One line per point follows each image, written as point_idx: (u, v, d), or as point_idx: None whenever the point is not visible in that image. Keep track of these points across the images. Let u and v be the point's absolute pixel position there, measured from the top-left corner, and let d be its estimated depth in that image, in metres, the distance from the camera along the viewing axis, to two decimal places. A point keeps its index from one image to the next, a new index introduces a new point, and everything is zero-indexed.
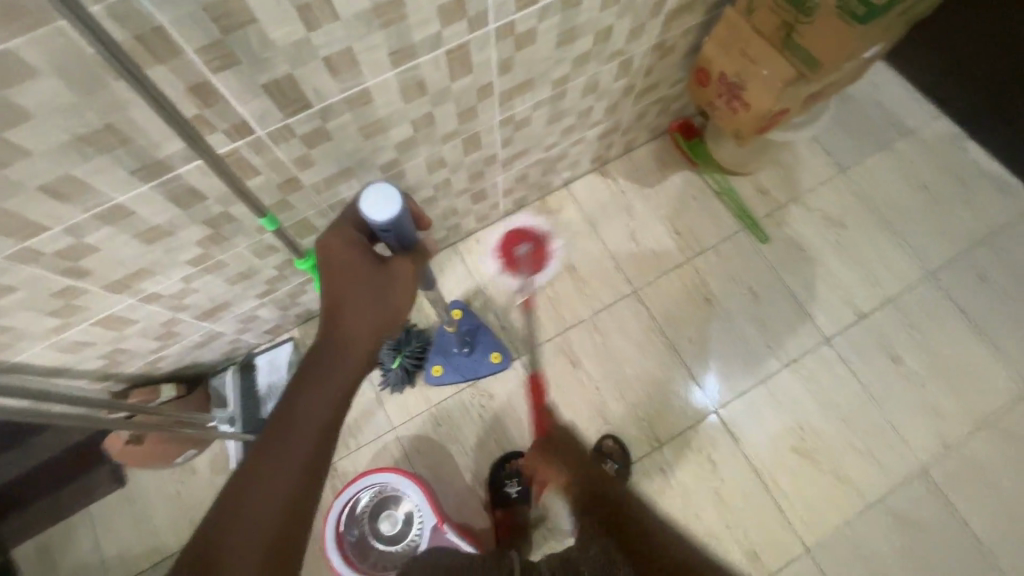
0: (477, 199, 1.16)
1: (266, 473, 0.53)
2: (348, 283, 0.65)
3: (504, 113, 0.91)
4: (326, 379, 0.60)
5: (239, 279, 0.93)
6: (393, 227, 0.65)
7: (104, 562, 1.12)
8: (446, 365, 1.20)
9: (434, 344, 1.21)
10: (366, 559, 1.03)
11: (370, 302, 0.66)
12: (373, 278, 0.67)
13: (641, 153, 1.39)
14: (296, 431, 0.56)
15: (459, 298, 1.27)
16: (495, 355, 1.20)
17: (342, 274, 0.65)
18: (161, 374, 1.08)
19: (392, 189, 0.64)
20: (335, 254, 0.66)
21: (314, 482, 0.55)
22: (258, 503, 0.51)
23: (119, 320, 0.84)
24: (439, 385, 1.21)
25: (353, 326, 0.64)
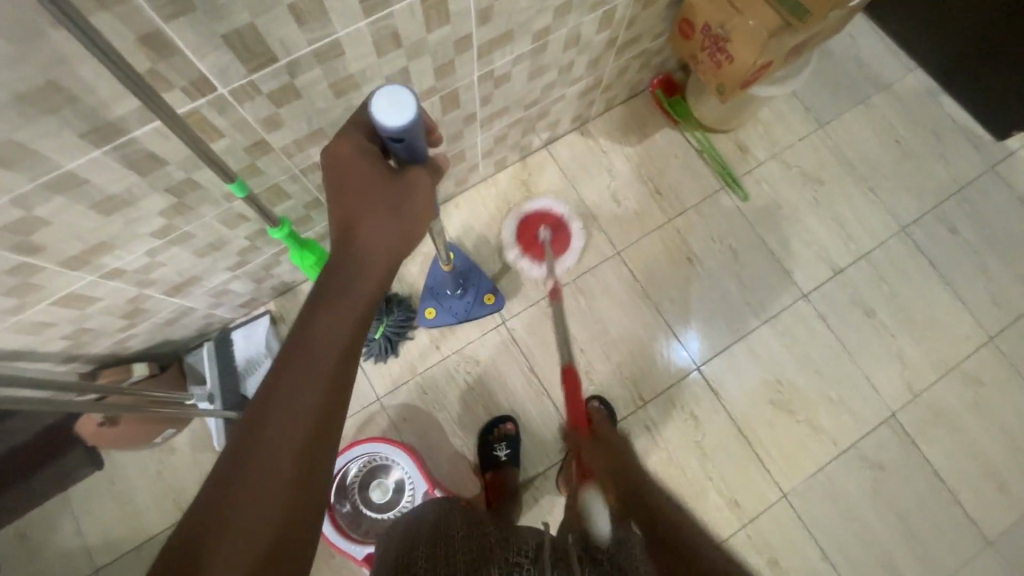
0: (456, 160, 1.12)
1: (280, 414, 0.47)
2: (359, 201, 0.55)
3: (483, 69, 0.86)
4: (342, 308, 0.53)
5: (209, 252, 0.88)
6: (406, 140, 0.53)
7: (85, 545, 1.10)
8: (438, 307, 1.19)
9: (427, 286, 1.20)
10: (358, 527, 1.03)
11: (386, 220, 0.56)
12: (388, 194, 0.56)
13: (622, 111, 1.35)
14: (311, 367, 0.49)
15: (454, 239, 1.26)
16: (488, 296, 1.20)
17: (352, 189, 0.55)
18: (133, 353, 1.03)
19: (404, 91, 0.51)
20: (342, 169, 0.55)
21: (334, 425, 0.48)
22: (272, 449, 0.45)
23: (81, 297, 0.79)
24: (432, 328, 1.20)
25: (370, 244, 0.55)
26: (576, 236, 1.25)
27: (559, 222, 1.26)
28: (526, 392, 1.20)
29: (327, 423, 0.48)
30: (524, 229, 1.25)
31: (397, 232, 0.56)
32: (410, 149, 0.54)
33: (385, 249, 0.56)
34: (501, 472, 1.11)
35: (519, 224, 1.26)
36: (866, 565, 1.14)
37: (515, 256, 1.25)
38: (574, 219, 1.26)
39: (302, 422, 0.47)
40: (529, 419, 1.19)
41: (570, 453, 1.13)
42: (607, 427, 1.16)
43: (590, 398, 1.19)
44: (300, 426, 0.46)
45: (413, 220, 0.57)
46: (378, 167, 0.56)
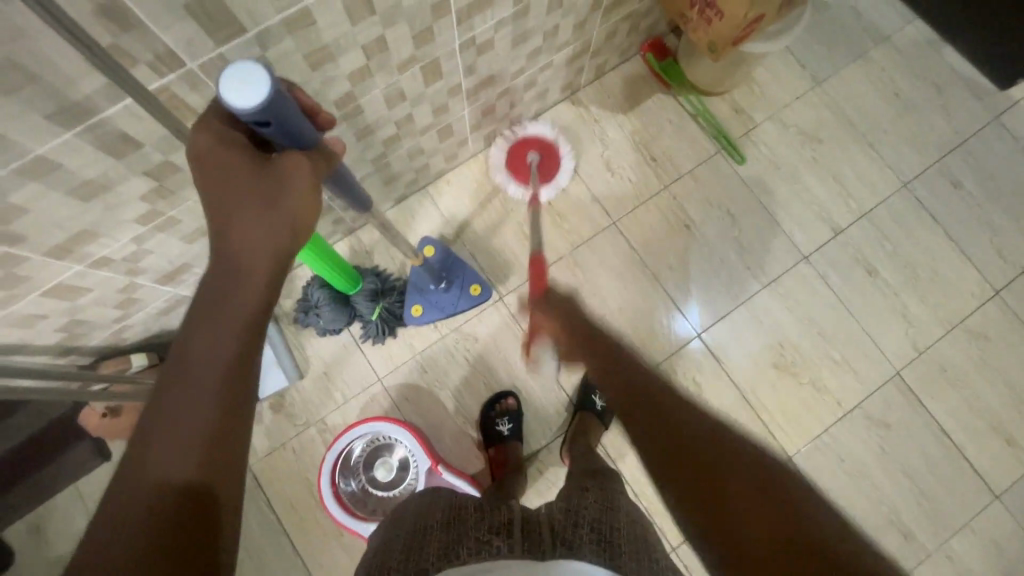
0: (443, 135, 1.09)
1: (163, 444, 0.43)
2: (230, 195, 0.51)
3: (463, 35, 0.84)
4: (223, 318, 0.49)
5: (196, 238, 0.88)
6: (272, 126, 0.50)
7: None
8: (424, 303, 1.17)
9: (410, 283, 1.18)
10: (365, 506, 1.04)
11: (262, 214, 0.51)
12: (262, 183, 0.52)
13: (613, 77, 1.32)
14: (191, 393, 0.45)
15: (432, 235, 1.23)
16: (475, 287, 1.18)
17: (219, 186, 0.51)
18: (130, 344, 1.03)
19: (256, 67, 0.47)
20: (207, 167, 0.51)
21: (225, 444, 0.45)
22: (157, 483, 0.42)
23: (71, 288, 0.78)
24: (419, 325, 1.18)
25: (247, 241, 0.51)
26: (566, 161, 1.23)
27: (551, 150, 1.24)
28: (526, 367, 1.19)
29: (217, 440, 0.45)
30: (515, 150, 1.23)
31: (276, 223, 0.51)
32: (282, 129, 0.51)
33: (267, 243, 0.51)
34: (504, 447, 1.11)
35: (511, 145, 1.23)
36: (874, 523, 1.14)
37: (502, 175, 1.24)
38: (563, 143, 1.24)
39: (186, 444, 0.44)
40: (530, 393, 1.19)
41: (572, 424, 1.13)
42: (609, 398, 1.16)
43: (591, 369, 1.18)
44: (187, 455, 0.43)
45: (296, 208, 0.52)
46: (249, 157, 0.52)
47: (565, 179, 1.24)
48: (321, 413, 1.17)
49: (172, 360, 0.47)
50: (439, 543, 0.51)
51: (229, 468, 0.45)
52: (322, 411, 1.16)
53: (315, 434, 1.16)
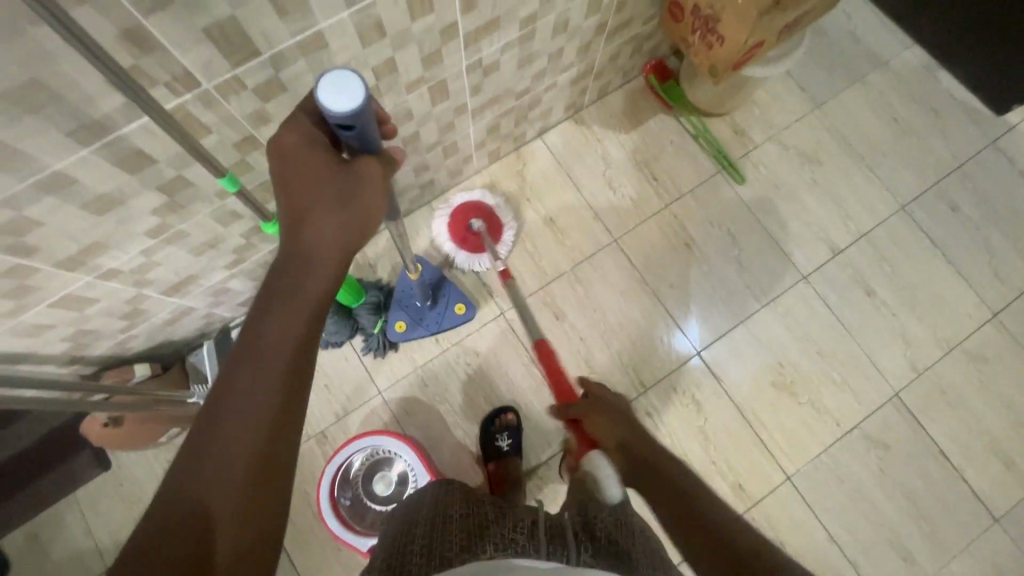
0: (449, 152, 1.11)
1: (234, 418, 0.46)
2: (309, 191, 0.54)
3: (471, 57, 0.86)
4: (290, 306, 0.51)
5: (203, 250, 0.89)
6: (358, 131, 0.52)
7: (96, 543, 1.11)
8: (409, 320, 1.17)
9: (396, 299, 1.18)
10: (362, 520, 1.04)
11: (335, 213, 0.54)
12: (337, 183, 0.54)
13: (615, 97, 1.34)
14: (259, 376, 0.48)
15: (423, 251, 1.24)
16: (459, 306, 1.19)
17: (298, 182, 0.54)
18: (134, 354, 1.04)
19: (348, 73, 0.50)
20: (288, 161, 0.54)
21: (288, 427, 0.48)
22: (230, 454, 0.45)
23: (80, 299, 0.80)
24: (404, 341, 1.18)
25: (319, 236, 0.54)
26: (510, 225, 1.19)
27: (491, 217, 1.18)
28: (527, 383, 1.20)
29: (281, 422, 0.47)
30: (454, 220, 1.18)
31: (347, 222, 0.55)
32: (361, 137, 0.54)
33: (336, 241, 0.54)
34: (504, 463, 1.12)
35: (450, 216, 1.19)
36: (873, 544, 1.14)
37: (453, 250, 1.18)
38: (506, 210, 1.20)
39: (254, 424, 0.46)
40: (530, 409, 1.19)
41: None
42: None
43: (591, 385, 1.19)
44: (254, 436, 0.46)
45: (364, 210, 0.56)
46: (328, 156, 0.55)
47: (513, 237, 1.19)
48: (321, 426, 1.17)
49: (240, 341, 0.50)
50: (458, 536, 0.51)
51: (289, 448, 0.48)
52: (322, 424, 1.17)
53: (315, 447, 1.16)
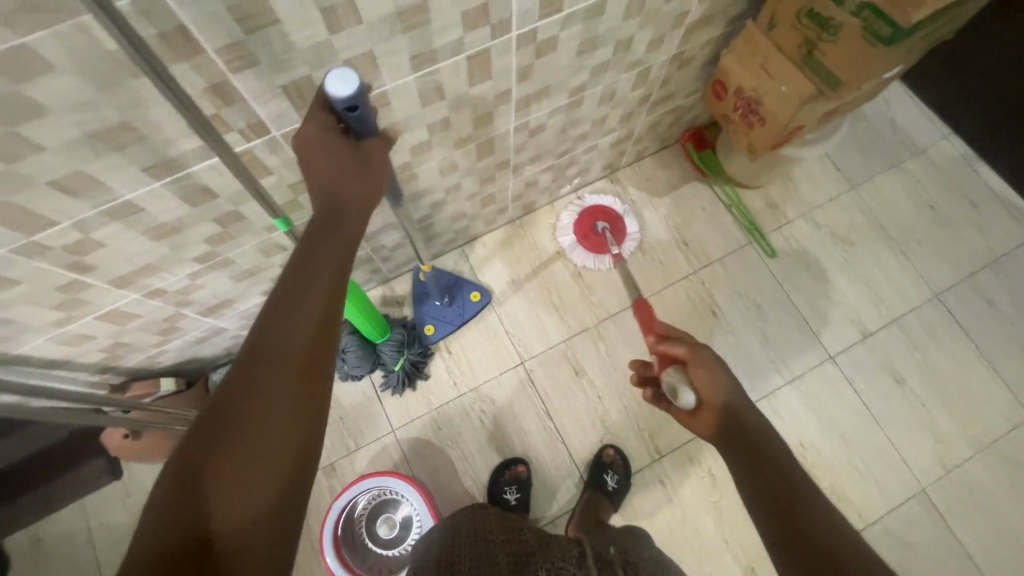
0: (486, 202, 1.15)
1: (260, 392, 0.45)
2: (322, 174, 0.55)
3: (519, 119, 0.90)
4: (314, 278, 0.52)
5: (244, 277, 0.92)
6: (363, 110, 0.53)
7: (95, 554, 1.11)
8: (436, 322, 1.23)
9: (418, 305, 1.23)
10: (362, 562, 1.02)
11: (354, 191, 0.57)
12: (349, 167, 0.56)
13: (652, 161, 1.38)
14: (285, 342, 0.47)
15: (477, 278, 1.29)
16: (475, 293, 1.24)
17: (321, 165, 0.55)
18: (162, 368, 1.07)
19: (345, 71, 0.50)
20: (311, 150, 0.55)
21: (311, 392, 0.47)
22: (256, 433, 0.43)
23: (122, 314, 0.83)
24: (436, 343, 1.23)
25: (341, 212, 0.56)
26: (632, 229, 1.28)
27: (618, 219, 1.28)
28: (540, 436, 1.19)
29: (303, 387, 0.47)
30: (585, 216, 1.28)
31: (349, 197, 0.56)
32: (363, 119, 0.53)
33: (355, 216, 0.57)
34: None
35: (582, 213, 1.29)
36: None
37: (568, 244, 1.29)
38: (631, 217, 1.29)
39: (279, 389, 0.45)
40: (541, 463, 1.18)
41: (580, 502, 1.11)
42: (620, 479, 1.14)
43: (604, 445, 1.17)
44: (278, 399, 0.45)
45: (370, 186, 0.58)
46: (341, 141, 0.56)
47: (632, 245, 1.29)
48: (331, 457, 1.17)
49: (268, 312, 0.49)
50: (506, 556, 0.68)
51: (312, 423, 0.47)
52: (332, 456, 1.17)
53: (323, 478, 1.15)
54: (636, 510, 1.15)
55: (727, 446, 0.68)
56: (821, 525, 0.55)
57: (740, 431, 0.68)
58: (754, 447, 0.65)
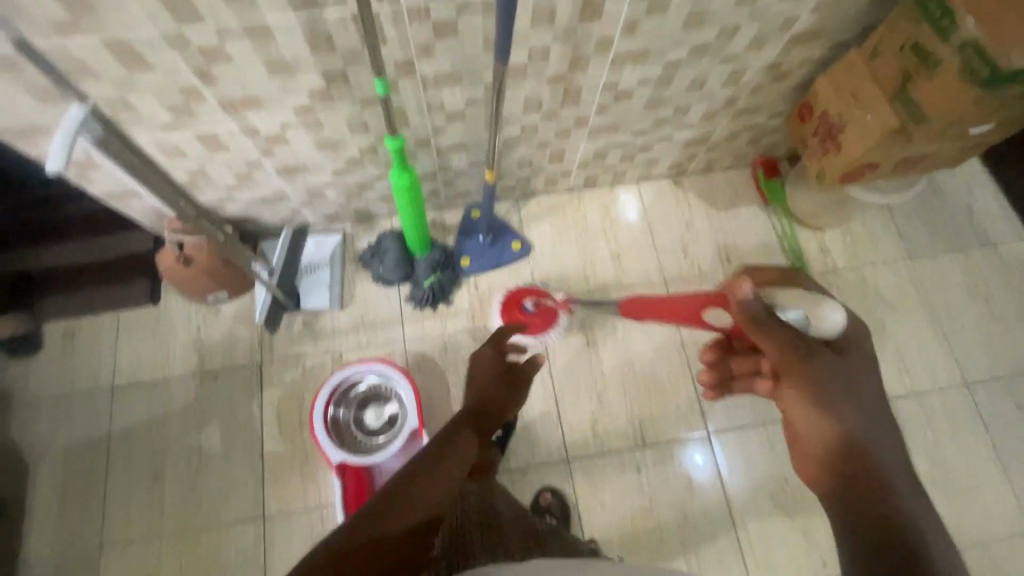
0: (554, 158, 1.20)
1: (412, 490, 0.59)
2: (478, 371, 0.86)
3: (610, 77, 0.95)
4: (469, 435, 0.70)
5: (324, 148, 1.01)
6: None
7: (114, 361, 1.21)
8: (473, 256, 1.28)
9: (461, 238, 1.29)
10: (341, 439, 1.06)
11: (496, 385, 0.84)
12: (498, 369, 0.87)
13: (720, 176, 1.41)
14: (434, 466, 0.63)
15: (521, 230, 1.34)
16: (516, 243, 1.30)
17: (479, 371, 0.85)
18: (225, 216, 1.16)
19: None
20: (479, 362, 0.87)
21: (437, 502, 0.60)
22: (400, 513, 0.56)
23: (217, 141, 0.92)
24: (467, 277, 1.28)
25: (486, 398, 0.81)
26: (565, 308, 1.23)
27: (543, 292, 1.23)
28: (536, 390, 1.22)
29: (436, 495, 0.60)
30: (511, 301, 1.21)
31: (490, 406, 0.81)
32: None
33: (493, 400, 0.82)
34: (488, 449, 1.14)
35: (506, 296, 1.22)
36: None
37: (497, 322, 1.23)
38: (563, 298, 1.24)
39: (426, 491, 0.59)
40: (529, 415, 1.21)
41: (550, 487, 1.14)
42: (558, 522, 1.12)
43: (541, 487, 1.15)
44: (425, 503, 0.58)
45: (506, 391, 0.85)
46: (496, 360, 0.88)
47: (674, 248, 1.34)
48: (341, 347, 1.22)
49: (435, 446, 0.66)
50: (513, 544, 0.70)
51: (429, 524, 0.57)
52: (342, 345, 1.22)
53: (327, 363, 1.21)
54: (605, 485, 1.17)
55: (829, 463, 0.62)
56: (913, 535, 0.52)
57: (856, 449, 0.62)
58: (859, 460, 0.61)
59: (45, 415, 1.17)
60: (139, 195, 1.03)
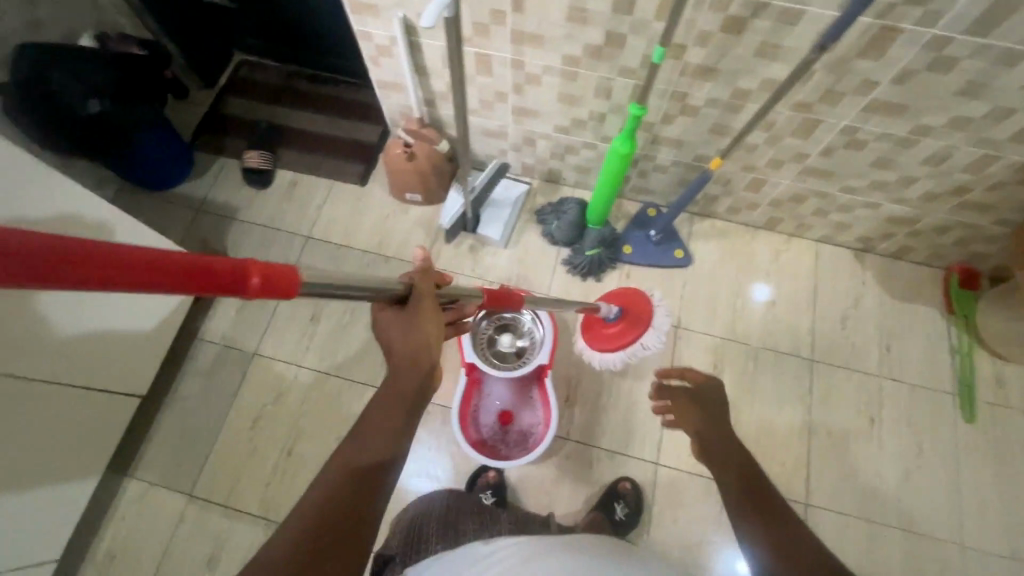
0: (752, 186, 1.24)
1: (329, 489, 0.53)
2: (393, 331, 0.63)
3: (854, 121, 0.98)
4: (399, 397, 0.61)
5: (562, 101, 1.13)
6: None
7: (316, 218, 1.43)
8: (635, 247, 1.35)
9: (631, 228, 1.36)
10: (478, 344, 1.17)
11: (414, 336, 0.63)
12: (404, 315, 0.63)
13: (906, 267, 1.35)
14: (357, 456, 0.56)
15: (686, 240, 1.38)
16: (679, 251, 1.34)
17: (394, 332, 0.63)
18: (448, 134, 1.34)
19: None
20: (388, 320, 0.64)
21: (357, 492, 0.54)
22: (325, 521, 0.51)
23: (488, 65, 1.08)
24: (622, 263, 1.35)
25: (414, 342, 0.63)
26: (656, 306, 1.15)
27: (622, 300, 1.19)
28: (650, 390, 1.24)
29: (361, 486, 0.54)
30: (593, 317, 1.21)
31: (365, 474, 0.55)
32: None
33: (417, 348, 0.63)
34: None
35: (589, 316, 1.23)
36: None
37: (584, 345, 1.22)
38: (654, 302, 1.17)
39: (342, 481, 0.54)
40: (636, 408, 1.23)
41: (625, 496, 1.13)
42: (630, 512, 1.12)
43: (620, 478, 1.16)
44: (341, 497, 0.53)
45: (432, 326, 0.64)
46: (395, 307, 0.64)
47: (833, 315, 1.31)
48: (493, 278, 1.34)
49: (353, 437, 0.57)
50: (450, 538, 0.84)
51: (365, 507, 0.53)
52: (495, 277, 1.34)
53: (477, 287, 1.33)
54: (685, 503, 1.16)
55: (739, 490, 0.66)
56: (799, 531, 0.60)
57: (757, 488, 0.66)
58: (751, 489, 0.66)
59: (254, 239, 1.40)
60: (403, 91, 1.23)
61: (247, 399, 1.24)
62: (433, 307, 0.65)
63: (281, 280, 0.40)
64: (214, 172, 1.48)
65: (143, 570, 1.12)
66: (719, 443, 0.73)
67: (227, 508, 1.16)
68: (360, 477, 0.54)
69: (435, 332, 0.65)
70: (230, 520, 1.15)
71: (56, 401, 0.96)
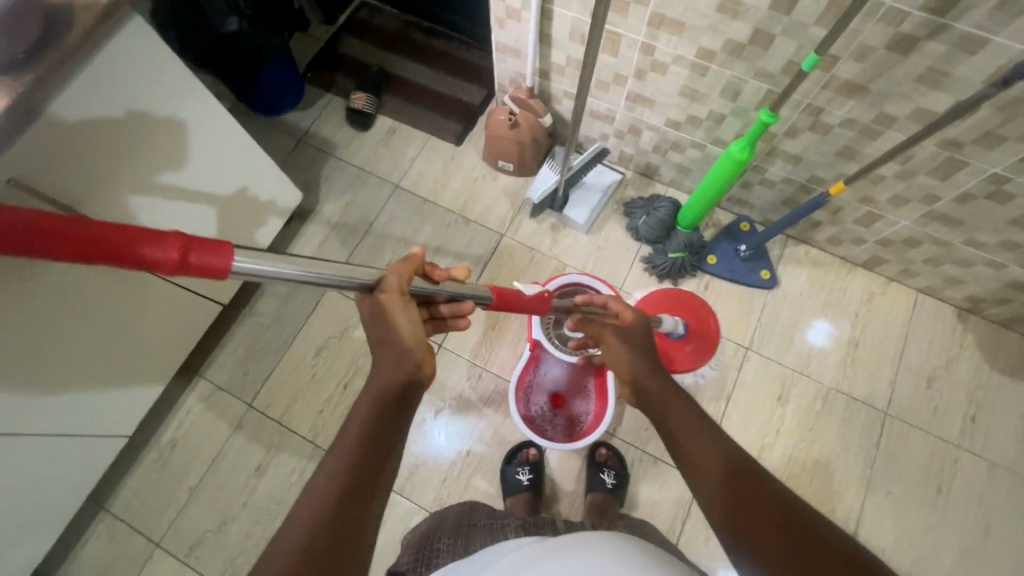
0: (864, 219, 1.16)
1: (317, 493, 0.49)
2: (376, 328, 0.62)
3: (1005, 171, 0.90)
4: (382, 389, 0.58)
5: (683, 96, 1.09)
6: None
7: (407, 168, 1.45)
8: (720, 258, 1.29)
9: (720, 238, 1.31)
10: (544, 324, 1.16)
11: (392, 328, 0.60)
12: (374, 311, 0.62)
13: (1013, 338, 1.24)
14: (340, 458, 0.52)
15: (775, 261, 1.31)
16: (766, 272, 1.28)
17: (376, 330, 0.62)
18: (553, 109, 1.32)
19: None
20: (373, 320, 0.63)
21: (349, 490, 0.50)
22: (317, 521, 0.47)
23: (617, 46, 1.05)
24: (703, 272, 1.30)
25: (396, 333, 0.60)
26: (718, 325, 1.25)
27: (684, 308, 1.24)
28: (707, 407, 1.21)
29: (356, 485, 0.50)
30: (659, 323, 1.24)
31: (360, 477, 0.51)
32: None
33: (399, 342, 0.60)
34: (518, 497, 1.11)
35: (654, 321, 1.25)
36: None
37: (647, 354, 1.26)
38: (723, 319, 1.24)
39: (335, 486, 0.49)
40: None
41: (611, 466, 1.14)
42: (616, 476, 1.13)
43: (598, 444, 1.17)
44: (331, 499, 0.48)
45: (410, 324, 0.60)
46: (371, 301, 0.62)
47: (920, 372, 1.22)
48: (568, 262, 1.33)
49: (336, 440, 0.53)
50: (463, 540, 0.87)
51: (360, 503, 0.49)
52: (571, 262, 1.33)
53: (551, 267, 1.33)
54: None
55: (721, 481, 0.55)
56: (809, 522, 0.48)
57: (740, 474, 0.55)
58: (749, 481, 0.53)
59: (346, 177, 1.44)
60: (521, 57, 1.21)
61: (315, 328, 1.29)
62: (405, 299, 0.61)
63: (209, 268, 0.47)
64: (319, 106, 1.52)
65: (198, 464, 1.21)
66: (681, 412, 0.65)
67: (281, 426, 1.22)
68: (345, 490, 0.49)
69: (411, 326, 0.61)
70: (281, 437, 1.22)
71: (121, 308, 0.94)
